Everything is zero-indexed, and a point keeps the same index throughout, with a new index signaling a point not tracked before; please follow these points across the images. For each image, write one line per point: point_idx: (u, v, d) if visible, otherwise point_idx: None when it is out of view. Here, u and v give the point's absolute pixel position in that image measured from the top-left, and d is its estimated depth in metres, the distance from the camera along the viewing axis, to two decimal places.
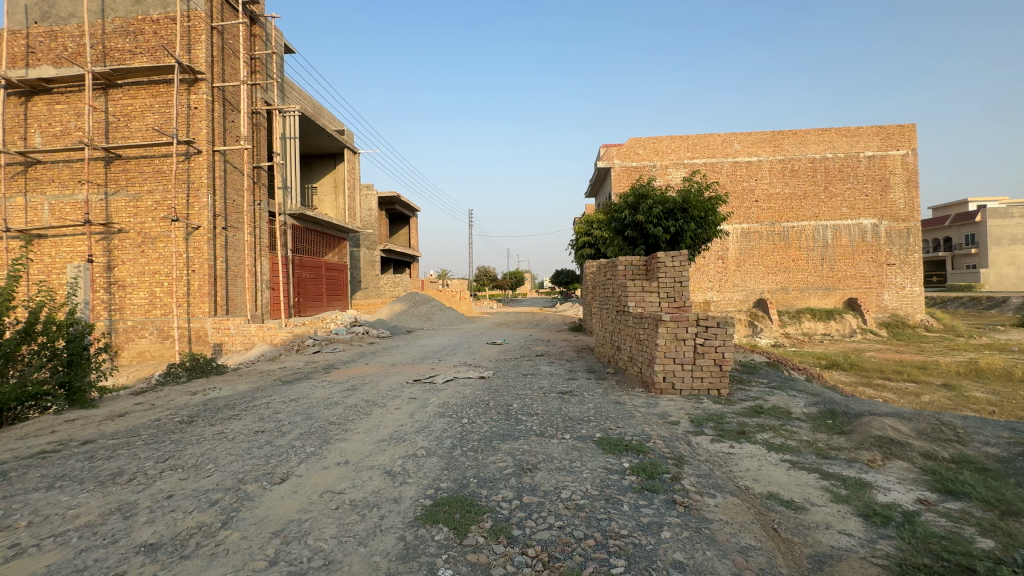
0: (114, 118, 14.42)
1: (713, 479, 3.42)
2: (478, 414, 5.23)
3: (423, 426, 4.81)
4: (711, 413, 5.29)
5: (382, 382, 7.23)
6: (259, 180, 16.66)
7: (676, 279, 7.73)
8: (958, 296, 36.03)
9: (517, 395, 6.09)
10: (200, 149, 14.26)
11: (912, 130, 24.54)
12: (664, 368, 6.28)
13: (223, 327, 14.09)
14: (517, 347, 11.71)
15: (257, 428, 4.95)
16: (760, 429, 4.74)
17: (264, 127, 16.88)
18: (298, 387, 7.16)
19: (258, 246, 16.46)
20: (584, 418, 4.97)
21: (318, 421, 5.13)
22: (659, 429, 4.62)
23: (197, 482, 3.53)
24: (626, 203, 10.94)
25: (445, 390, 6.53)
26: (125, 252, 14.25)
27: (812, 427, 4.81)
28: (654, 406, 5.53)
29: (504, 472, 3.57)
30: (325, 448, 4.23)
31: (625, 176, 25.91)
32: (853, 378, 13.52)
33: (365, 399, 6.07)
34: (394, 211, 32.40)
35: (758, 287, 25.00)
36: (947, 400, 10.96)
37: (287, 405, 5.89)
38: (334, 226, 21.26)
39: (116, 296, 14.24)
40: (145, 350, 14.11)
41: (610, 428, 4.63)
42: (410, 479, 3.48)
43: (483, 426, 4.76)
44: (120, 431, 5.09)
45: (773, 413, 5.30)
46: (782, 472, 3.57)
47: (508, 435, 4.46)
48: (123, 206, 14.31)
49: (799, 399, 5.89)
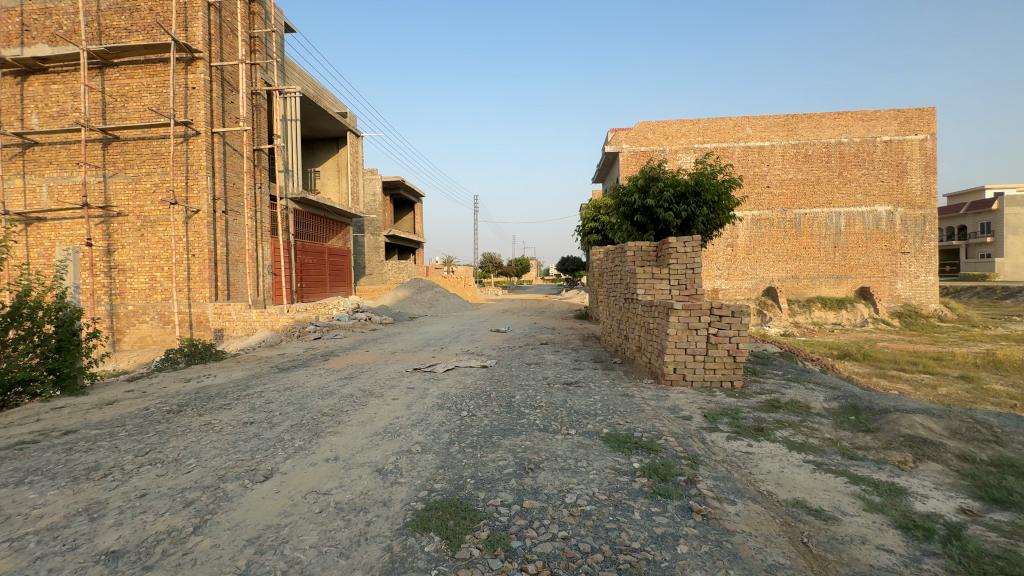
0: (111, 98, 14.11)
1: (731, 482, 3.13)
2: (478, 406, 4.97)
3: (420, 419, 4.55)
4: (726, 407, 5.00)
5: (381, 371, 6.97)
6: (259, 163, 16.37)
7: (688, 266, 7.39)
8: (971, 286, 35.34)
9: (520, 386, 5.81)
10: (198, 131, 13.96)
11: (932, 114, 23.70)
12: (675, 359, 5.99)
13: (224, 312, 13.93)
14: (521, 334, 11.42)
15: (248, 418, 4.73)
16: (779, 425, 4.45)
17: (264, 108, 16.54)
18: (294, 375, 6.94)
19: (259, 230, 16.22)
20: (590, 412, 4.69)
21: (311, 412, 4.89)
22: (671, 425, 4.34)
23: (176, 478, 3.30)
24: (636, 186, 10.55)
25: (446, 380, 6.28)
26: (124, 235, 14.05)
27: (834, 424, 4.51)
28: (664, 399, 5.24)
29: (504, 472, 3.30)
30: (316, 442, 3.98)
31: (634, 160, 25.35)
32: (867, 369, 13.15)
33: (362, 389, 5.81)
34: (398, 196, 32.02)
35: (768, 275, 24.54)
36: (966, 393, 10.58)
37: (280, 394, 5.67)
38: (337, 211, 20.98)
39: (117, 281, 14.08)
40: (147, 336, 14.02)
41: (618, 423, 4.35)
42: (402, 479, 3.21)
43: (483, 419, 4.49)
44: (105, 420, 4.88)
45: (791, 408, 5.00)
46: (807, 476, 3.27)
47: (510, 429, 4.20)
48: (122, 189, 14.07)
49: (818, 393, 5.58)
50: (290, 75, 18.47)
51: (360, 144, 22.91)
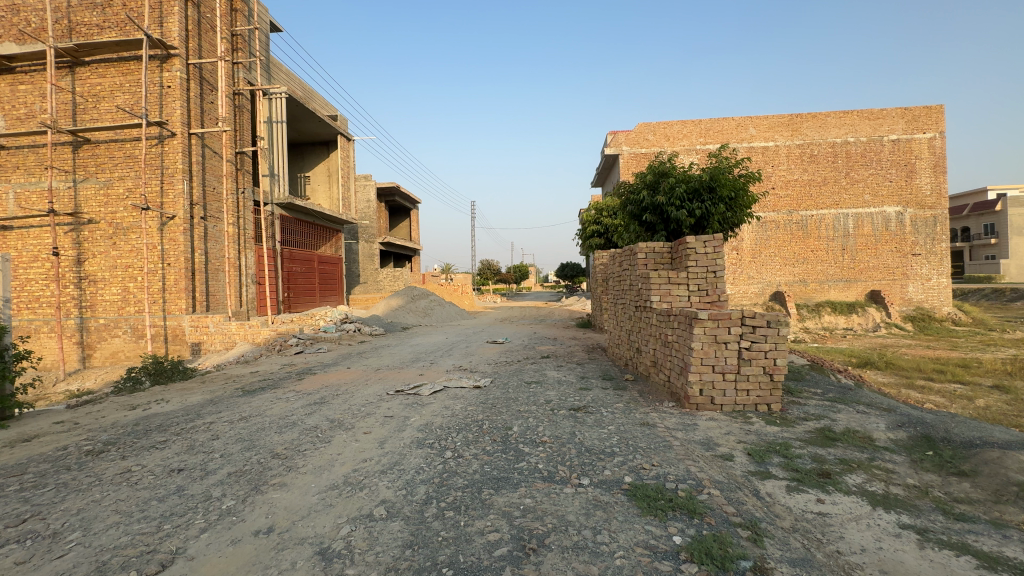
0: (82, 99, 13.27)
1: (816, 571, 2.22)
2: (466, 443, 4.02)
3: (393, 464, 3.61)
4: (771, 441, 4.08)
5: (358, 395, 5.98)
6: (242, 166, 15.49)
7: (709, 269, 6.51)
8: (979, 288, 34.54)
9: (517, 413, 4.88)
10: (174, 132, 13.10)
11: (940, 112, 22.99)
12: (701, 380, 5.06)
13: (201, 325, 13.00)
14: (520, 346, 10.52)
15: (178, 464, 3.78)
16: (846, 467, 3.52)
17: (247, 109, 15.72)
18: (256, 400, 5.99)
19: (243, 237, 15.31)
20: (606, 450, 3.76)
21: (259, 453, 3.95)
22: (710, 469, 3.42)
23: (34, 571, 2.35)
24: (644, 182, 9.69)
25: (431, 406, 5.31)
26: (96, 243, 13.14)
27: (911, 464, 3.61)
28: (693, 431, 4.33)
29: (495, 556, 2.35)
30: (249, 503, 3.03)
31: (634, 163, 24.65)
32: (892, 379, 12.19)
33: (330, 420, 4.87)
34: (393, 203, 31.21)
35: (775, 279, 23.72)
36: (1007, 406, 9.62)
37: (231, 428, 4.73)
38: (327, 217, 20.11)
39: (87, 292, 13.14)
40: (120, 351, 13.11)
41: (642, 467, 3.43)
42: (350, 570, 2.27)
43: (472, 464, 3.54)
44: (4, 467, 3.92)
45: (850, 440, 4.08)
46: (918, 557, 2.34)
47: (505, 479, 3.26)
48: (93, 195, 13.19)
49: (875, 419, 4.65)
50: (275, 75, 17.70)
51: (351, 148, 22.08)
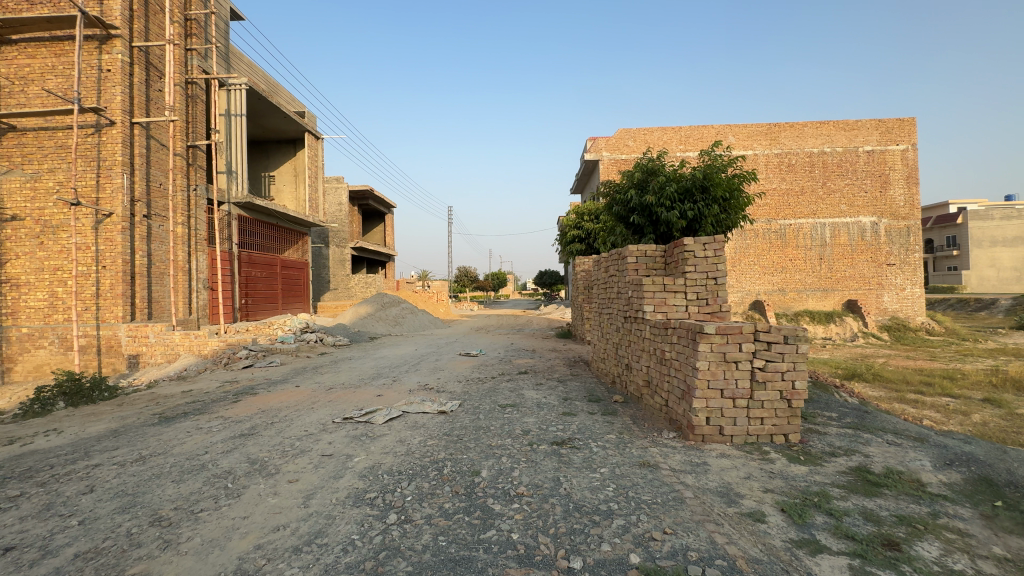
0: (8, 81, 11.83)
1: None
2: (419, 498, 3.08)
3: (314, 536, 2.63)
4: (804, 488, 3.26)
5: (296, 424, 4.93)
6: (194, 161, 14.21)
7: (708, 275, 5.71)
8: (944, 299, 35.24)
9: (487, 451, 3.94)
10: (113, 119, 11.76)
11: (912, 124, 23.19)
12: (707, 408, 4.24)
13: (140, 335, 11.64)
14: (494, 360, 9.61)
15: (10, 540, 2.69)
16: (912, 530, 2.70)
17: (201, 99, 14.50)
18: (167, 432, 4.86)
19: (194, 238, 14.01)
20: (602, 511, 2.86)
21: (133, 518, 2.90)
22: (741, 541, 2.54)
23: None
24: (631, 181, 8.97)
25: (383, 440, 4.32)
26: (19, 243, 11.66)
27: (989, 523, 2.82)
28: (705, 474, 3.48)
29: None
30: None
31: (614, 168, 24.20)
32: (881, 392, 11.67)
33: (250, 461, 3.85)
34: (366, 206, 30.07)
35: (754, 287, 23.49)
36: (1004, 421, 9.14)
37: (118, 475, 3.65)
38: (292, 219, 18.85)
39: (8, 298, 11.63)
40: (45, 364, 11.62)
41: (654, 537, 2.55)
42: None
43: (422, 537, 2.59)
44: None
45: (899, 485, 3.29)
46: None
47: (465, 564, 2.32)
48: (18, 188, 11.74)
49: (916, 454, 3.89)
50: (235, 66, 16.53)
51: (320, 147, 20.92)
